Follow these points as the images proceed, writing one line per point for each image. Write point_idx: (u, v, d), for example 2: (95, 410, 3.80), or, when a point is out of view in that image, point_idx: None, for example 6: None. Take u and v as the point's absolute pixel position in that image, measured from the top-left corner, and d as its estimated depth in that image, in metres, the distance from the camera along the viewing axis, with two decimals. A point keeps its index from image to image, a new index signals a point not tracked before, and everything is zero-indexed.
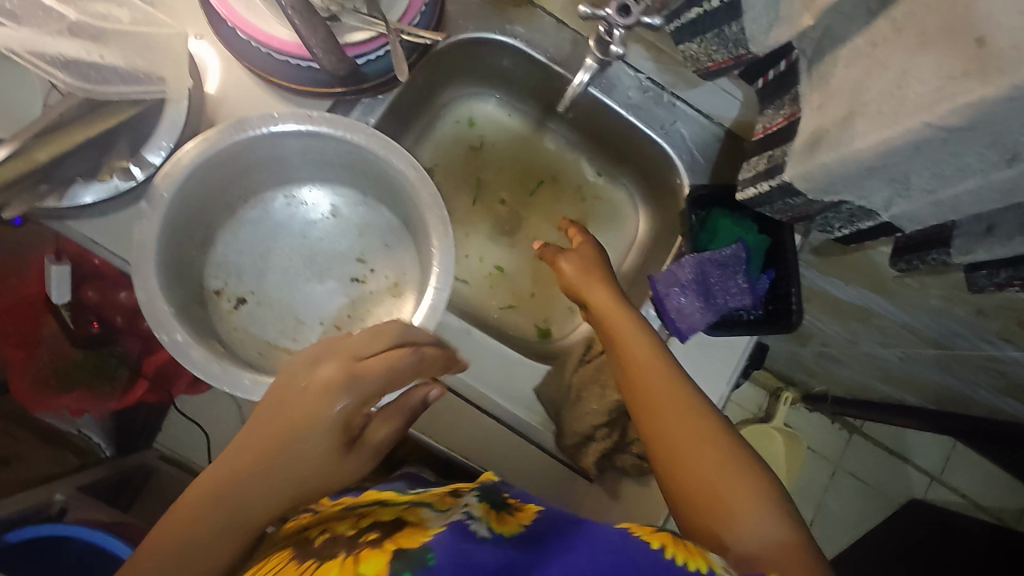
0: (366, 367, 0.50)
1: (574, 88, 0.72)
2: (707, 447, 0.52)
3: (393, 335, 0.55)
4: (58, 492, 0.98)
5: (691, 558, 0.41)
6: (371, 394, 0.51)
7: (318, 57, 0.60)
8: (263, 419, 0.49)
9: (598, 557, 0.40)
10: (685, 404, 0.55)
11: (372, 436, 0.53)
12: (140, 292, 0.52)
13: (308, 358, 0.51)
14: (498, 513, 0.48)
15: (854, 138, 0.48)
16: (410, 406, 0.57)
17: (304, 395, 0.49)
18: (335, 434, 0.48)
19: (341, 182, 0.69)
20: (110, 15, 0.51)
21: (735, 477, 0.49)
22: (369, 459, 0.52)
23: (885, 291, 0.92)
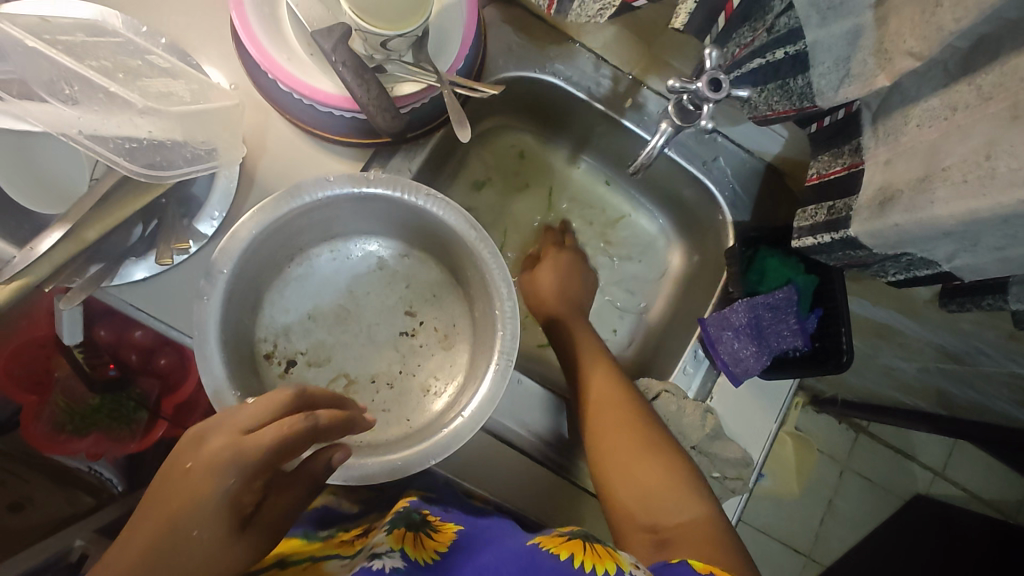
0: (255, 441, 0.43)
1: (648, 154, 0.60)
2: (641, 450, 0.64)
3: (287, 403, 0.47)
4: (75, 538, 0.88)
5: (600, 562, 0.47)
6: (262, 469, 0.43)
7: (371, 117, 0.59)
8: (150, 511, 0.42)
9: (506, 565, 0.49)
10: (625, 415, 0.66)
11: (267, 512, 0.46)
12: (202, 375, 0.51)
13: (194, 436, 0.44)
14: (413, 540, 0.56)
15: (932, 203, 0.45)
16: (313, 473, 0.49)
17: (195, 477, 0.42)
18: (222, 518, 0.42)
19: (387, 234, 0.67)
20: (173, 93, 0.49)
21: (661, 474, 0.62)
22: (269, 537, 0.46)
23: (913, 313, 0.80)
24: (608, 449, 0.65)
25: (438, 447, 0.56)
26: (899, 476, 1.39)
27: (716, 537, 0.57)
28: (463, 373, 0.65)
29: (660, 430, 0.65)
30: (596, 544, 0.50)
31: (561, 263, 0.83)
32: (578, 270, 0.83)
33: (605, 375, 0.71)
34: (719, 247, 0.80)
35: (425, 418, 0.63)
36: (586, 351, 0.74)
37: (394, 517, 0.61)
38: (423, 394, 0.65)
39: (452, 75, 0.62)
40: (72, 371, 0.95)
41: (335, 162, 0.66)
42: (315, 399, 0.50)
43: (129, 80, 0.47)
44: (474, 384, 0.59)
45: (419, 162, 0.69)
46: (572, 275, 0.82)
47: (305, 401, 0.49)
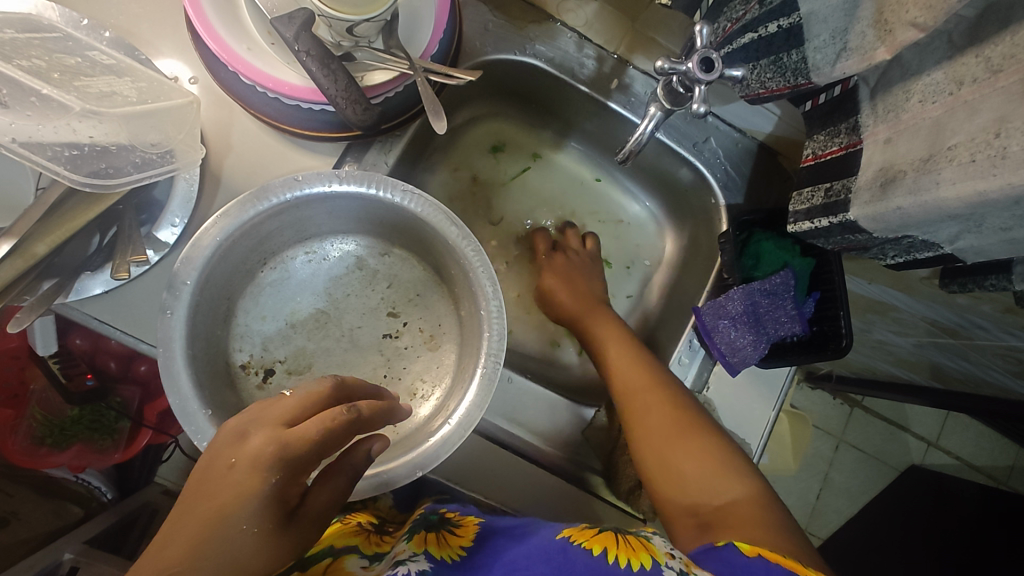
0: (300, 432, 0.40)
1: (637, 139, 0.57)
2: (687, 432, 0.61)
3: (326, 394, 0.45)
4: (65, 551, 0.87)
5: (634, 556, 0.46)
6: (309, 461, 0.41)
7: (341, 109, 0.55)
8: (189, 505, 0.38)
9: (536, 559, 0.47)
10: (667, 398, 0.63)
11: (310, 505, 0.43)
12: (170, 396, 0.48)
13: (233, 432, 0.41)
14: (436, 540, 0.56)
15: (938, 184, 0.43)
16: (354, 463, 0.47)
17: (228, 474, 0.39)
18: (268, 514, 0.39)
19: (365, 232, 0.63)
20: (116, 93, 0.46)
21: (705, 456, 0.59)
22: (312, 530, 0.43)
23: (906, 289, 0.77)
24: (654, 431, 0.62)
25: (425, 458, 0.53)
26: (892, 446, 1.38)
27: (765, 517, 0.53)
28: (451, 375, 0.62)
29: (700, 417, 0.62)
30: (628, 537, 0.49)
31: (566, 263, 0.80)
32: (583, 268, 0.80)
33: (635, 367, 0.67)
34: (711, 232, 0.77)
35: (412, 423, 0.60)
36: (612, 340, 0.72)
37: (414, 524, 0.62)
38: (410, 398, 0.62)
39: (426, 61, 0.58)
40: (48, 384, 0.92)
41: (306, 159, 0.63)
42: (354, 389, 0.48)
43: (65, 79, 0.44)
44: (461, 389, 0.57)
45: (395, 155, 0.66)
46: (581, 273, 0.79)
47: (345, 392, 0.47)
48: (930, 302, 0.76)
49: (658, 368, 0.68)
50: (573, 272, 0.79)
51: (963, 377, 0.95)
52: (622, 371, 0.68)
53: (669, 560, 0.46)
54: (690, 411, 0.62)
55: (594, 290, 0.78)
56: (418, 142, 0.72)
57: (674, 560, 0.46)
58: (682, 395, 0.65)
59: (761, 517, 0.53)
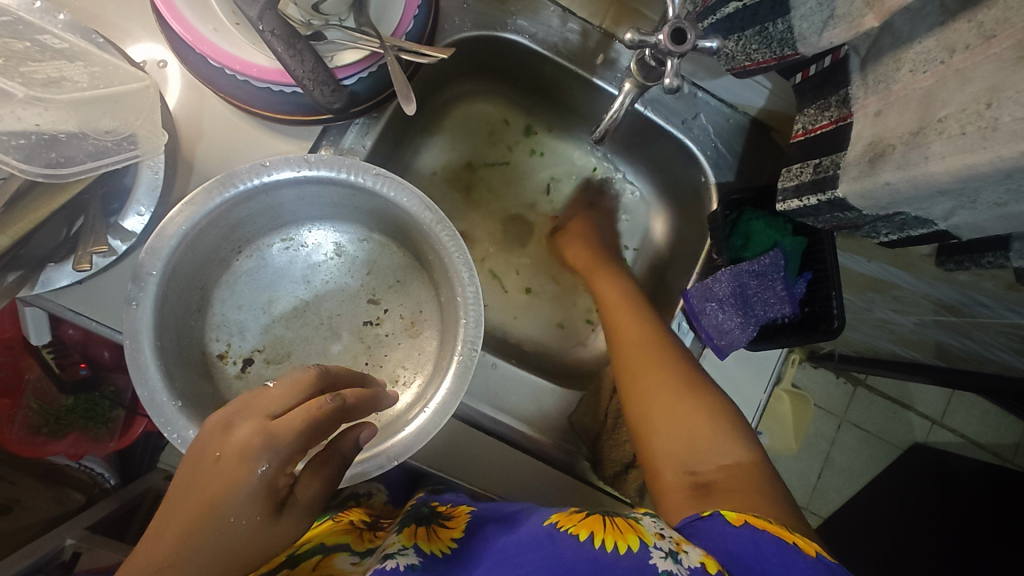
0: (286, 423, 0.38)
1: (613, 117, 0.56)
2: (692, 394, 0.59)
3: (312, 382, 0.43)
4: (67, 537, 0.87)
5: (621, 539, 0.45)
6: (297, 452, 0.39)
7: (309, 91, 0.53)
8: (177, 502, 0.38)
9: (528, 547, 0.47)
10: (670, 356, 0.63)
11: (301, 493, 0.41)
12: (139, 388, 0.47)
13: (220, 423, 0.40)
14: (425, 533, 0.54)
15: (927, 159, 0.41)
16: (343, 451, 0.45)
17: (211, 472, 0.38)
18: (258, 504, 0.38)
19: (343, 217, 0.62)
20: (66, 78, 0.46)
21: (706, 419, 0.57)
22: (303, 521, 0.41)
23: (905, 266, 0.75)
24: (654, 392, 0.60)
25: (400, 448, 0.52)
26: (896, 425, 1.36)
27: (762, 486, 0.52)
28: (431, 362, 0.61)
29: (705, 381, 0.61)
30: (616, 519, 0.49)
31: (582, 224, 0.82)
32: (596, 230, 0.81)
33: (641, 324, 0.67)
34: (701, 212, 0.75)
35: (393, 411, 0.59)
36: (618, 304, 0.71)
37: (404, 515, 0.60)
38: (390, 385, 0.61)
39: (399, 39, 0.56)
40: (43, 372, 0.91)
41: (279, 143, 0.61)
42: (337, 376, 0.47)
43: (10, 65, 0.44)
44: (438, 377, 0.56)
45: (373, 137, 0.65)
46: (596, 236, 0.81)
47: (329, 380, 0.45)
48: (930, 279, 0.74)
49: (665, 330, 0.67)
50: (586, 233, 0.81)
51: (964, 355, 0.93)
52: (628, 333, 0.67)
53: (657, 541, 0.45)
54: (693, 374, 0.61)
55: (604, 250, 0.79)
56: (398, 124, 0.70)
57: (663, 541, 0.45)
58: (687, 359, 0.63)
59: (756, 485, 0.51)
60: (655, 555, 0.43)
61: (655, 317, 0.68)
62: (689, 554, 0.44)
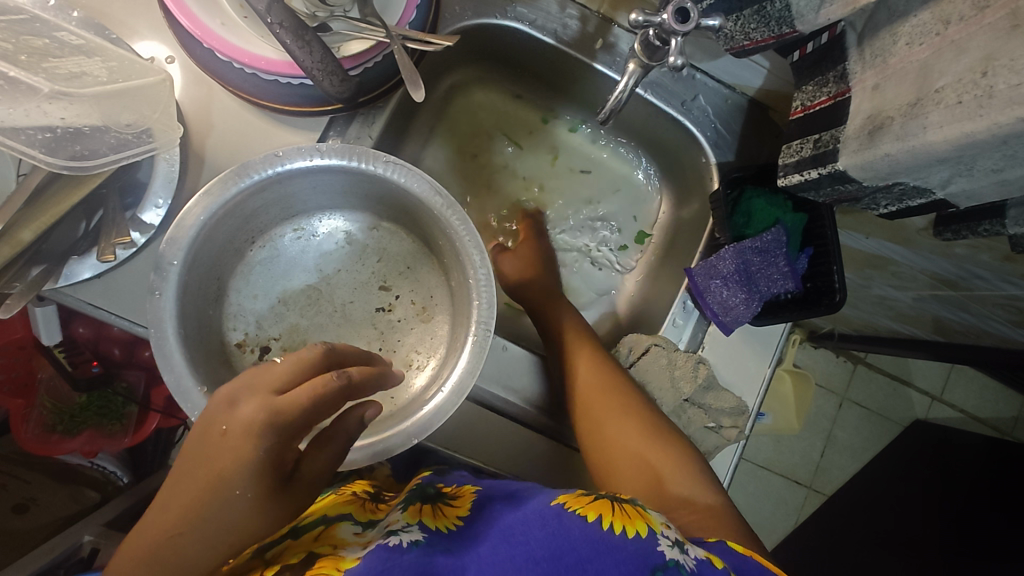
0: (290, 399, 0.39)
1: (617, 99, 0.57)
2: (657, 437, 0.62)
3: (317, 360, 0.43)
4: (85, 534, 0.88)
5: (629, 523, 0.47)
6: (302, 428, 0.40)
7: (317, 82, 0.54)
8: (183, 476, 0.38)
9: (532, 524, 0.48)
10: (630, 401, 0.65)
11: (307, 466, 0.42)
12: (165, 374, 0.49)
13: (226, 397, 0.40)
14: (430, 511, 0.54)
15: (925, 128, 0.42)
16: (348, 428, 0.45)
17: (215, 449, 0.38)
18: (262, 480, 0.38)
19: (352, 206, 0.63)
20: (86, 73, 0.47)
21: (673, 462, 0.60)
22: (309, 493, 0.42)
23: (903, 241, 0.76)
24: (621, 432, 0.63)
25: (420, 426, 0.54)
26: (895, 402, 1.38)
27: (729, 518, 0.56)
28: (445, 345, 0.62)
29: (664, 424, 0.64)
30: (623, 504, 0.49)
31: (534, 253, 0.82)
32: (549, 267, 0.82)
33: (596, 366, 0.68)
34: (703, 192, 0.76)
35: (408, 394, 0.60)
36: (578, 337, 0.72)
37: (409, 493, 0.59)
38: (405, 369, 0.62)
39: (403, 28, 0.57)
40: (55, 372, 0.92)
41: (287, 135, 0.62)
42: (345, 354, 0.47)
43: (32, 61, 0.44)
44: (454, 358, 0.57)
45: (379, 128, 0.65)
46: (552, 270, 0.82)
47: (335, 358, 0.45)
48: (928, 254, 0.76)
49: (615, 367, 0.69)
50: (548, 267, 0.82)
51: (962, 328, 0.94)
52: (590, 371, 0.67)
53: (663, 529, 0.48)
54: (654, 416, 0.64)
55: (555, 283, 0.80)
56: (402, 113, 0.71)
57: (669, 529, 0.48)
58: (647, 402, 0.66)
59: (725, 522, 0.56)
60: (663, 543, 0.46)
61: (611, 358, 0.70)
62: (694, 547, 0.47)
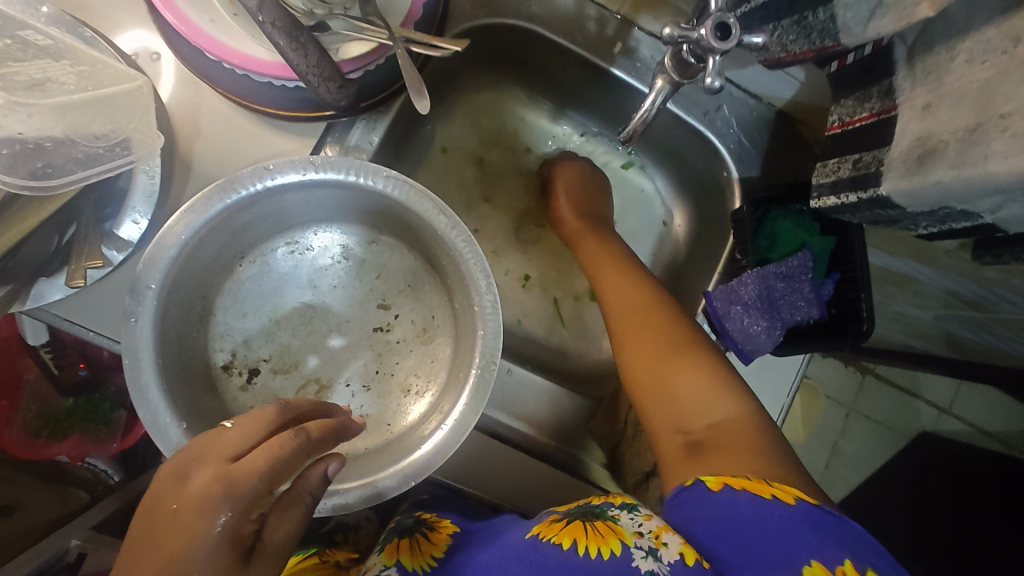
0: (246, 465, 0.36)
1: (644, 116, 0.52)
2: (679, 354, 0.55)
3: (270, 420, 0.41)
4: (73, 538, 0.85)
5: (603, 544, 0.45)
6: (261, 497, 0.36)
7: (313, 87, 0.49)
8: (130, 564, 0.34)
9: (508, 561, 0.48)
10: (657, 322, 0.58)
11: (270, 536, 0.37)
12: (140, 409, 0.45)
13: (174, 471, 0.37)
14: (408, 547, 0.57)
15: (986, 158, 0.38)
16: (309, 486, 0.41)
17: (166, 530, 0.34)
18: (223, 557, 0.34)
19: (349, 219, 0.59)
20: (50, 80, 0.43)
21: (699, 376, 0.53)
22: (274, 570, 0.37)
23: (929, 260, 0.72)
24: (642, 349, 0.57)
25: (416, 467, 0.50)
26: (904, 415, 1.32)
27: (754, 439, 0.48)
28: (445, 371, 0.58)
29: (697, 342, 0.56)
30: (597, 521, 0.48)
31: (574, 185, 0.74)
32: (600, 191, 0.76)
33: (630, 296, 0.62)
34: (723, 208, 0.71)
35: (405, 424, 0.57)
36: (613, 268, 0.66)
37: (388, 532, 0.62)
38: (403, 395, 0.58)
39: (408, 29, 0.52)
40: (42, 374, 0.88)
41: (282, 141, 0.57)
42: (301, 411, 0.44)
43: None
44: (456, 390, 0.53)
45: (381, 133, 0.61)
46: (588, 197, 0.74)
47: (290, 415, 0.43)
48: (955, 275, 0.71)
49: (652, 291, 0.62)
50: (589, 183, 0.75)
51: (986, 348, 0.90)
52: (618, 300, 0.63)
53: (637, 540, 0.45)
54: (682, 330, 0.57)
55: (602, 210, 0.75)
56: (405, 116, 0.66)
57: (643, 539, 0.45)
58: (675, 315, 0.59)
59: (754, 444, 0.47)
60: (637, 556, 0.43)
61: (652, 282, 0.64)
62: (669, 547, 0.43)
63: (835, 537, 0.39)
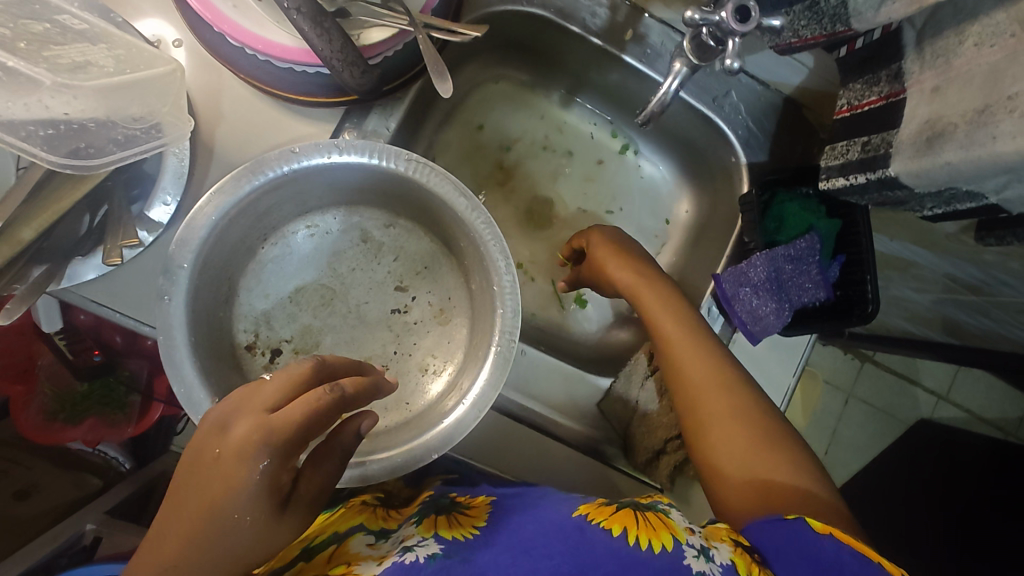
0: (286, 416, 0.36)
1: (660, 99, 0.53)
2: (760, 418, 0.53)
3: (307, 377, 0.41)
4: (87, 522, 0.86)
5: (654, 537, 0.45)
6: (299, 446, 0.37)
7: (336, 72, 0.50)
8: (177, 504, 0.36)
9: (553, 538, 0.45)
10: (730, 380, 0.55)
11: (305, 486, 0.40)
12: (175, 384, 0.46)
13: (216, 420, 0.37)
14: (446, 520, 0.51)
15: (994, 139, 0.40)
16: (344, 443, 0.43)
17: (208, 474, 0.36)
18: (262, 502, 0.36)
19: (368, 202, 0.60)
20: (91, 63, 0.43)
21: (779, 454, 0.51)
22: (310, 513, 0.40)
23: (931, 244, 0.73)
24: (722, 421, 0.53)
25: (438, 440, 0.52)
26: (902, 401, 1.34)
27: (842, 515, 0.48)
28: (463, 350, 0.60)
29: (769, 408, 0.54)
30: (647, 513, 0.48)
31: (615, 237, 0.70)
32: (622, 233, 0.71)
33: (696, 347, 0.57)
34: (731, 193, 0.73)
35: (424, 402, 0.58)
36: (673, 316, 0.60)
37: (423, 506, 0.57)
38: (421, 374, 0.60)
39: (427, 15, 0.54)
40: (56, 357, 0.88)
41: (303, 126, 0.59)
42: (336, 367, 0.44)
43: (32, 49, 0.41)
44: (475, 367, 0.55)
45: (397, 119, 0.62)
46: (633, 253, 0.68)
47: (325, 372, 0.43)
48: (956, 258, 0.73)
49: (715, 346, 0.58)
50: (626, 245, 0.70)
51: (986, 333, 0.92)
52: (683, 356, 0.57)
53: (689, 537, 0.46)
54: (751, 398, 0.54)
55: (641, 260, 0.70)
56: (420, 103, 0.67)
57: (694, 537, 0.46)
58: (742, 381, 0.56)
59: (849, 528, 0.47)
60: (688, 553, 0.44)
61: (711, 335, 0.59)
62: (720, 550, 0.45)
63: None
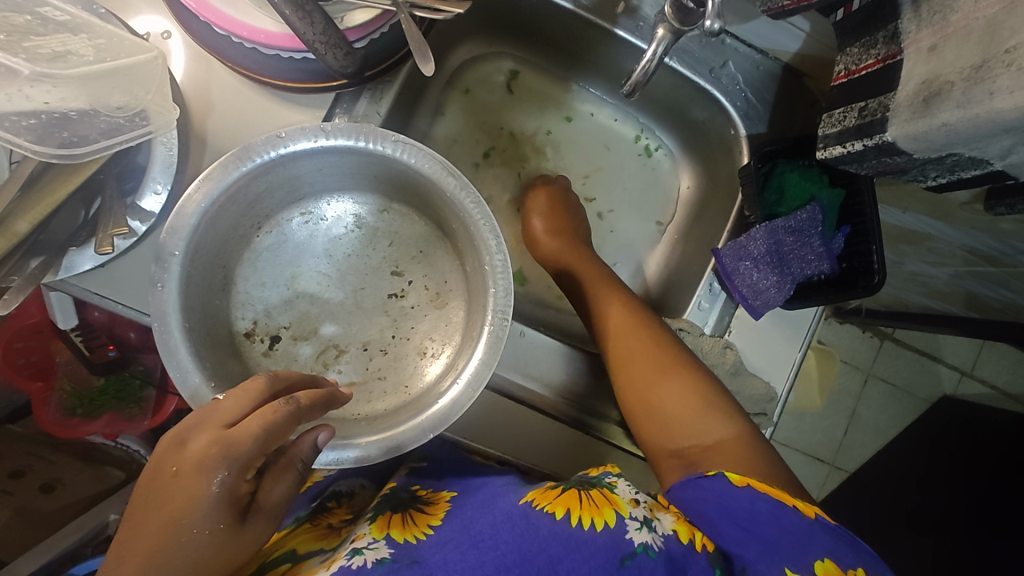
0: (242, 430, 0.37)
1: (645, 68, 0.52)
2: (672, 370, 0.58)
3: (262, 391, 0.41)
4: (111, 512, 0.88)
5: (597, 514, 0.45)
6: (258, 458, 0.38)
7: (320, 55, 0.50)
8: (138, 522, 0.37)
9: (501, 527, 0.45)
10: (649, 338, 0.61)
11: (266, 498, 0.41)
12: (171, 369, 0.47)
13: (175, 437, 0.38)
14: (398, 522, 0.50)
15: (991, 95, 0.38)
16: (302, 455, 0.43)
17: (164, 491, 0.37)
18: (223, 513, 0.37)
19: (361, 188, 0.60)
20: (71, 52, 0.45)
21: (692, 395, 0.57)
22: (270, 523, 0.41)
23: (944, 216, 0.70)
24: (638, 368, 0.60)
25: (434, 420, 0.52)
26: (923, 379, 1.26)
27: (751, 454, 0.52)
28: (459, 333, 0.60)
29: (688, 360, 0.60)
30: (591, 491, 0.48)
31: (555, 200, 0.77)
32: (572, 210, 0.77)
33: (617, 309, 0.65)
34: (730, 166, 0.71)
35: (422, 384, 0.58)
36: (599, 287, 0.68)
37: (380, 501, 0.56)
38: (419, 357, 0.60)
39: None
40: (74, 354, 0.88)
41: (292, 113, 0.58)
42: (290, 381, 0.44)
43: (14, 41, 0.43)
44: (470, 347, 0.55)
45: (387, 104, 0.61)
46: (568, 216, 0.76)
47: (280, 386, 0.43)
48: (972, 230, 0.69)
49: (640, 308, 0.66)
50: (567, 213, 0.76)
51: (1010, 306, 0.88)
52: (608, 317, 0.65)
53: (632, 509, 0.46)
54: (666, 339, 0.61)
55: (575, 229, 0.76)
56: (410, 88, 0.67)
57: (637, 508, 0.47)
58: (660, 334, 0.62)
59: (754, 455, 0.51)
60: (631, 527, 0.45)
61: (638, 303, 0.66)
62: (663, 522, 0.47)
63: (839, 535, 0.42)
